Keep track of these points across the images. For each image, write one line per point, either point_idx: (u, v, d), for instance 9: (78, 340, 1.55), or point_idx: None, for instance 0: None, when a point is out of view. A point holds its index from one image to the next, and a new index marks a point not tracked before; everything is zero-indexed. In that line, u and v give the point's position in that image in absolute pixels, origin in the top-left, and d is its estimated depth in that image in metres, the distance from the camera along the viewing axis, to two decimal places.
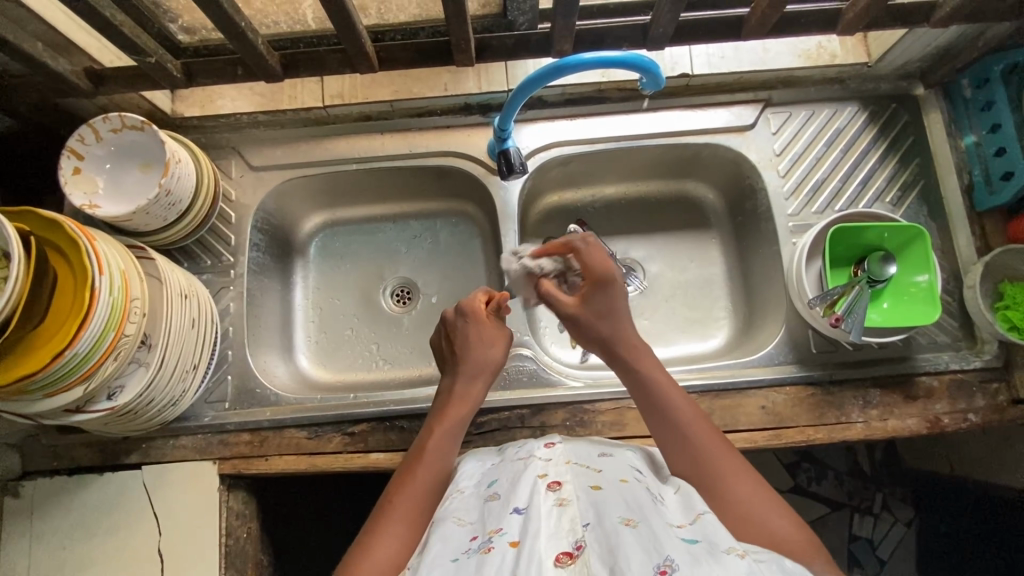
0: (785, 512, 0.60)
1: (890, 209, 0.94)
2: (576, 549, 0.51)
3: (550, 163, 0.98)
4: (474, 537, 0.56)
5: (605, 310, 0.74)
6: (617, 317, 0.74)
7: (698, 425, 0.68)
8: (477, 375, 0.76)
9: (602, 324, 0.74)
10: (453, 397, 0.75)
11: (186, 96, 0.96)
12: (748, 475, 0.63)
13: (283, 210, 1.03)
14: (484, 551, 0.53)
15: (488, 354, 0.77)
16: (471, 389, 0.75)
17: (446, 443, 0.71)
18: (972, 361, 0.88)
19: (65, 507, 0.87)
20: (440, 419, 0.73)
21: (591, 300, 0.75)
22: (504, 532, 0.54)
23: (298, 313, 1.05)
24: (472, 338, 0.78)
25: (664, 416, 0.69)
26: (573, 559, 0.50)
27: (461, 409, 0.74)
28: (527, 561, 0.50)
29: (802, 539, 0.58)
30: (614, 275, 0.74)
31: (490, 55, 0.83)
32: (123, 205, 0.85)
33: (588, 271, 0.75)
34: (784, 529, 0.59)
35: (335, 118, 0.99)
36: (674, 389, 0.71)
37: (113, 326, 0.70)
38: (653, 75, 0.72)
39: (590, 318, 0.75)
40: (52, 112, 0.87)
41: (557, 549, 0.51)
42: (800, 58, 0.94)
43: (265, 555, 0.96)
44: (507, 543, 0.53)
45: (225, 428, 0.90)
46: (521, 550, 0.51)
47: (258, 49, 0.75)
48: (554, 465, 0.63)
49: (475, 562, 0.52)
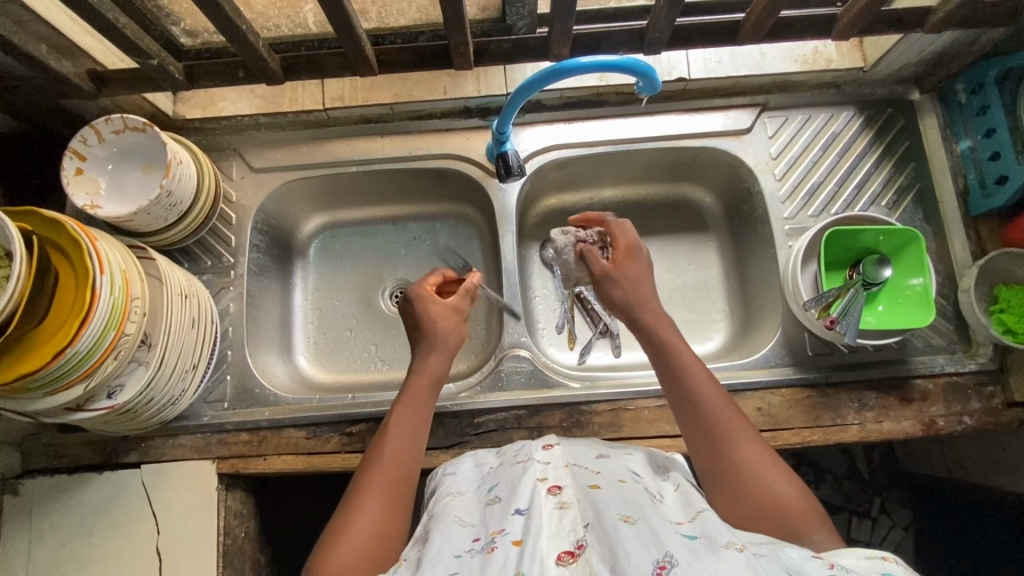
0: (789, 478, 0.62)
1: (886, 213, 0.95)
2: (578, 547, 0.51)
3: (548, 166, 0.99)
4: (477, 538, 0.57)
5: (631, 278, 0.78)
6: (641, 287, 0.77)
7: (711, 390, 0.68)
8: (440, 349, 0.76)
9: (628, 289, 0.77)
10: (413, 374, 0.75)
11: (188, 98, 0.97)
12: (756, 443, 0.65)
13: (283, 211, 1.03)
14: (487, 551, 0.53)
15: (444, 329, 0.77)
16: (431, 362, 0.76)
17: (413, 420, 0.71)
18: (967, 364, 0.89)
19: (64, 506, 0.88)
20: (404, 396, 0.73)
21: (621, 267, 0.79)
22: (506, 532, 0.55)
23: (297, 314, 1.05)
24: (427, 318, 0.78)
25: (677, 377, 0.70)
26: (575, 557, 0.50)
27: (422, 383, 0.74)
28: (530, 558, 0.50)
29: (804, 503, 0.60)
30: (644, 250, 0.81)
31: (488, 59, 0.84)
32: (124, 206, 0.85)
33: (617, 242, 0.81)
34: (788, 496, 0.61)
35: (335, 120, 1.00)
36: (688, 353, 0.71)
37: (113, 325, 0.71)
38: (650, 79, 0.73)
39: (622, 280, 0.78)
40: (55, 113, 0.88)
41: (559, 548, 0.52)
42: (797, 63, 0.94)
43: (262, 555, 0.97)
44: (510, 542, 0.53)
45: (224, 427, 0.91)
46: (524, 549, 0.51)
47: (259, 52, 0.76)
48: (553, 468, 0.63)
49: (478, 561, 0.53)
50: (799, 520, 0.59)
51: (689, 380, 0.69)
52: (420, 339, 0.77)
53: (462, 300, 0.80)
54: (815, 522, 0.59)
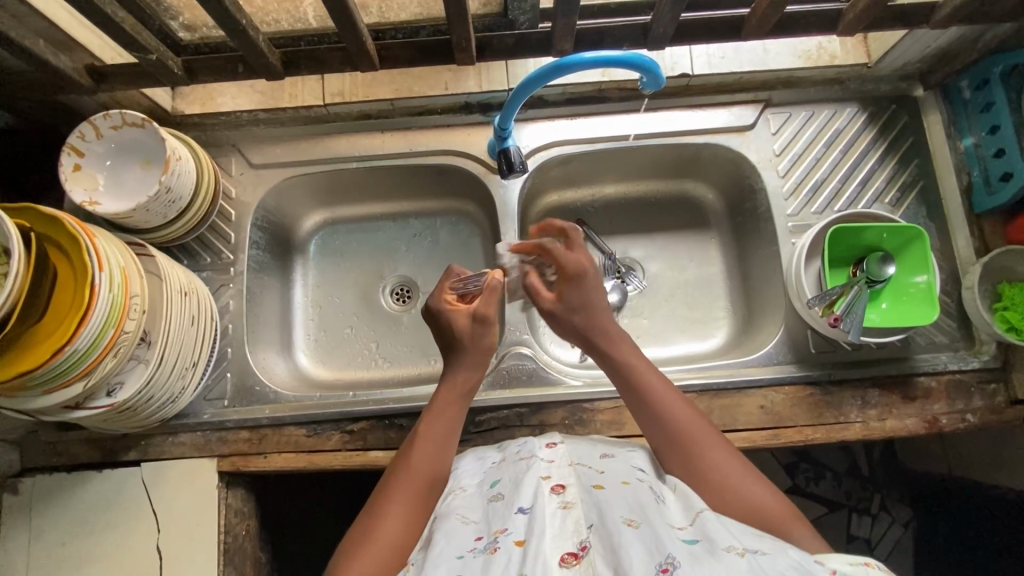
0: (767, 486, 0.62)
1: (889, 210, 0.94)
2: (581, 549, 0.51)
3: (550, 162, 0.99)
4: (480, 537, 0.56)
5: (582, 304, 0.75)
6: (594, 310, 0.74)
7: (676, 405, 0.68)
8: (471, 359, 0.75)
9: (578, 317, 0.74)
10: (443, 386, 0.74)
11: (186, 93, 0.96)
12: (728, 451, 0.65)
13: (282, 208, 1.03)
14: (490, 552, 0.53)
15: (476, 338, 0.75)
16: (461, 376, 0.74)
17: (443, 429, 0.70)
18: (971, 362, 0.89)
19: (64, 504, 0.87)
20: (434, 405, 0.73)
21: (568, 296, 0.75)
22: (509, 532, 0.54)
23: (298, 311, 1.05)
24: (450, 331, 0.76)
25: (642, 398, 0.69)
26: (578, 560, 0.50)
27: (450, 397, 0.73)
28: (533, 560, 0.50)
29: (783, 509, 0.61)
30: (591, 271, 0.75)
31: (490, 54, 0.83)
32: (123, 202, 0.85)
33: (562, 270, 0.75)
34: (764, 501, 0.61)
35: (335, 116, 0.99)
36: (649, 371, 0.71)
37: (113, 322, 0.70)
38: (654, 75, 0.73)
39: (569, 310, 0.75)
40: (52, 109, 0.87)
41: (563, 550, 0.51)
42: (800, 59, 0.94)
43: (263, 552, 0.96)
44: (513, 543, 0.53)
45: (224, 425, 0.90)
46: (527, 550, 0.51)
47: (259, 46, 0.75)
48: (557, 467, 0.63)
49: (481, 561, 0.52)
50: (778, 525, 0.59)
51: (653, 399, 0.69)
52: (450, 350, 0.76)
53: (487, 307, 0.75)
54: (797, 529, 0.59)
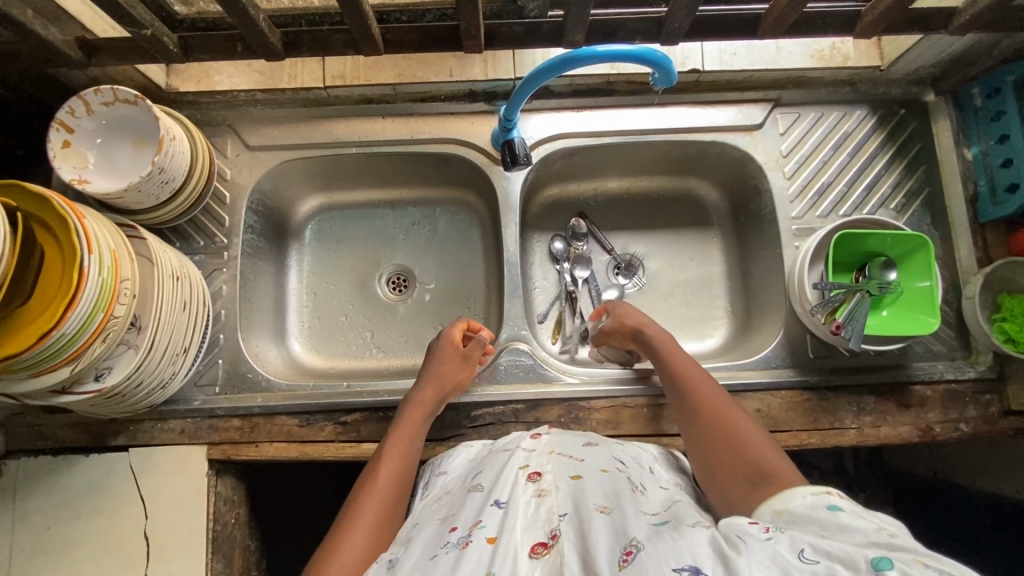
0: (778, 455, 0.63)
1: (894, 216, 0.93)
2: (551, 539, 0.52)
3: (554, 154, 0.97)
4: (454, 531, 0.57)
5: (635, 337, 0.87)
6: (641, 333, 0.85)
7: (710, 387, 0.72)
8: (443, 389, 0.82)
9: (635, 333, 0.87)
10: (410, 404, 0.80)
11: (181, 70, 0.93)
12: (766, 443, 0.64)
13: (280, 191, 1.00)
14: (462, 546, 0.53)
15: (454, 374, 0.83)
16: (424, 394, 0.81)
17: (407, 446, 0.75)
18: (967, 371, 0.89)
19: (48, 488, 0.86)
20: (400, 423, 0.78)
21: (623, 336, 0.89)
22: (483, 526, 0.55)
23: (292, 296, 1.03)
24: (438, 357, 0.84)
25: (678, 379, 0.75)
26: (548, 549, 0.51)
27: (417, 415, 0.79)
28: (503, 555, 0.51)
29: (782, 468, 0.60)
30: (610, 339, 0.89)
31: (499, 43, 0.81)
32: (112, 182, 0.82)
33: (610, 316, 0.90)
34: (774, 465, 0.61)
35: (335, 99, 0.96)
36: (703, 374, 0.74)
37: (102, 306, 0.68)
38: (667, 71, 0.71)
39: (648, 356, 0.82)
40: (41, 80, 0.84)
41: (532, 540, 0.53)
42: (812, 58, 0.92)
43: (251, 540, 0.95)
44: (485, 539, 0.53)
45: (215, 413, 0.89)
46: (498, 546, 0.52)
47: (260, 26, 0.72)
48: (536, 456, 0.65)
49: (454, 556, 0.53)
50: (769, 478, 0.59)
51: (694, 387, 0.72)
52: (425, 372, 0.83)
53: (475, 355, 0.85)
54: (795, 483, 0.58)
